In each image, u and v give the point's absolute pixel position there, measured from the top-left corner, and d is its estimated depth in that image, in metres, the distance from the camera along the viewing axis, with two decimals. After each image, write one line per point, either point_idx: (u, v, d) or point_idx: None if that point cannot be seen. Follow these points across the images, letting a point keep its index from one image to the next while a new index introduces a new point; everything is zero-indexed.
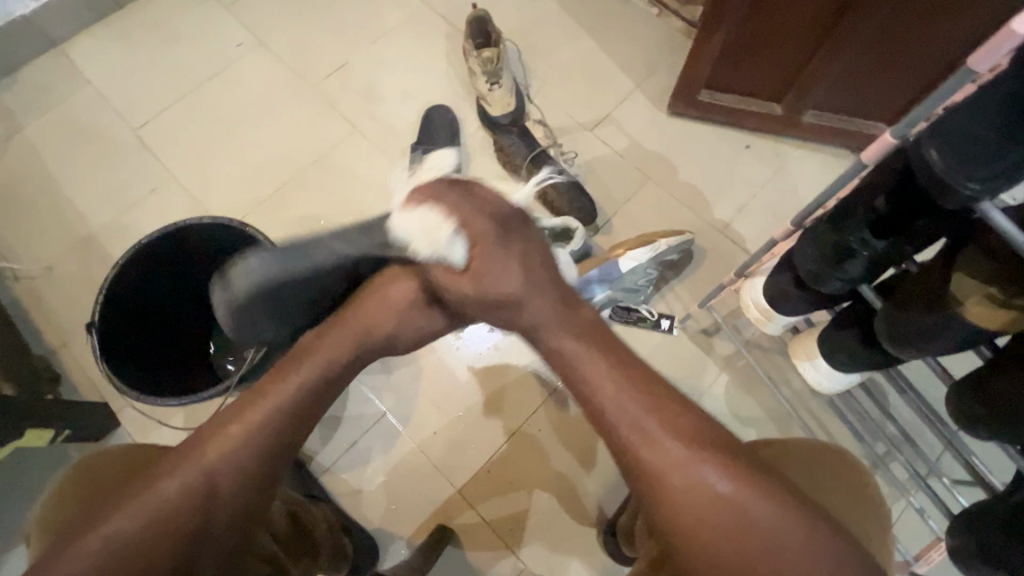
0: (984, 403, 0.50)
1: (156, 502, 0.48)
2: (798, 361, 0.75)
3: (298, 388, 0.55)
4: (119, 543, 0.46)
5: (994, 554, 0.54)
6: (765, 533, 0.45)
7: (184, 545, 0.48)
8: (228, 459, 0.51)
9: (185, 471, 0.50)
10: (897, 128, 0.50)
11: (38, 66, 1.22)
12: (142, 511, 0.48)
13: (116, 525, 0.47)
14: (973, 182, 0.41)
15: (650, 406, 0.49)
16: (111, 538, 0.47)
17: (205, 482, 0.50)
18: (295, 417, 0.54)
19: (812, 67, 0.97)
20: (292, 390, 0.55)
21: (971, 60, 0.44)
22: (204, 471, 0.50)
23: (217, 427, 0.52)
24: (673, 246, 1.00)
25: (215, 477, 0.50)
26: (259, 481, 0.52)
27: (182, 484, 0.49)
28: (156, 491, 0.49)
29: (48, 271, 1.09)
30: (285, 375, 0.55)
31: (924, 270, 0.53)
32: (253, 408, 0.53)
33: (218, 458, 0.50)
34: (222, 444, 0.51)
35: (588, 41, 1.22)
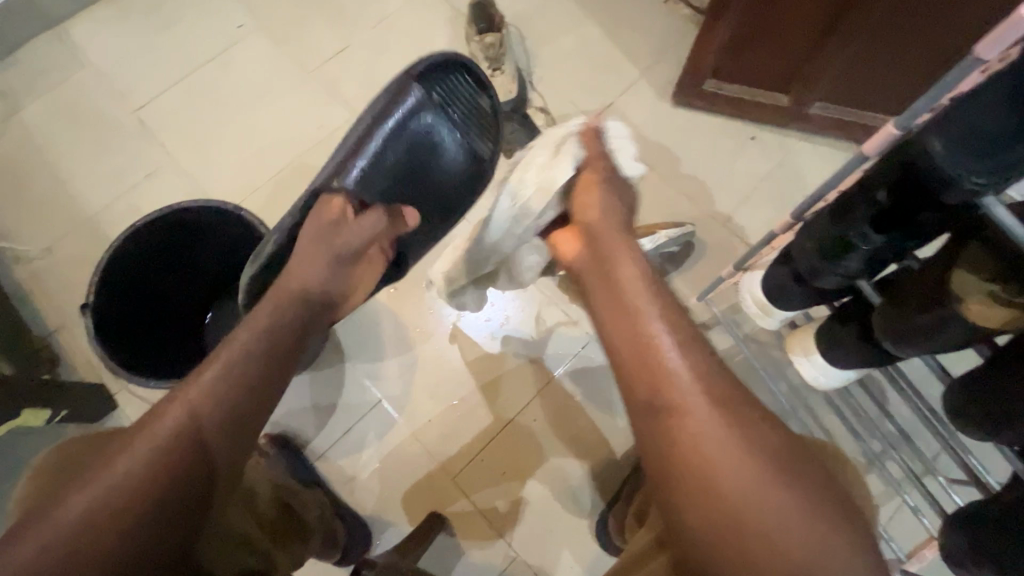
0: (981, 403, 0.49)
1: (141, 453, 0.51)
2: (795, 356, 0.74)
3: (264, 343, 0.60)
4: (80, 515, 0.48)
5: (986, 554, 0.53)
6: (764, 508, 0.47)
7: (148, 511, 0.49)
8: (207, 403, 0.54)
9: (142, 439, 0.52)
10: (900, 119, 0.49)
11: (36, 46, 1.21)
12: (130, 460, 0.50)
13: (78, 499, 0.49)
14: (977, 176, 0.40)
15: None
16: (72, 513, 0.48)
17: (186, 430, 0.53)
18: (252, 377, 0.58)
19: (818, 59, 0.95)
20: (247, 350, 0.59)
21: (978, 47, 0.42)
22: (166, 438, 0.52)
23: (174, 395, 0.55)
24: (673, 237, 0.98)
25: (195, 423, 0.53)
26: (223, 441, 0.54)
27: (165, 432, 0.52)
28: (116, 462, 0.50)
29: (47, 253, 1.09)
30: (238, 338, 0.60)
31: (924, 267, 0.52)
32: (208, 373, 0.57)
33: (176, 419, 0.53)
34: (178, 408, 0.54)
35: (592, 27, 1.20)
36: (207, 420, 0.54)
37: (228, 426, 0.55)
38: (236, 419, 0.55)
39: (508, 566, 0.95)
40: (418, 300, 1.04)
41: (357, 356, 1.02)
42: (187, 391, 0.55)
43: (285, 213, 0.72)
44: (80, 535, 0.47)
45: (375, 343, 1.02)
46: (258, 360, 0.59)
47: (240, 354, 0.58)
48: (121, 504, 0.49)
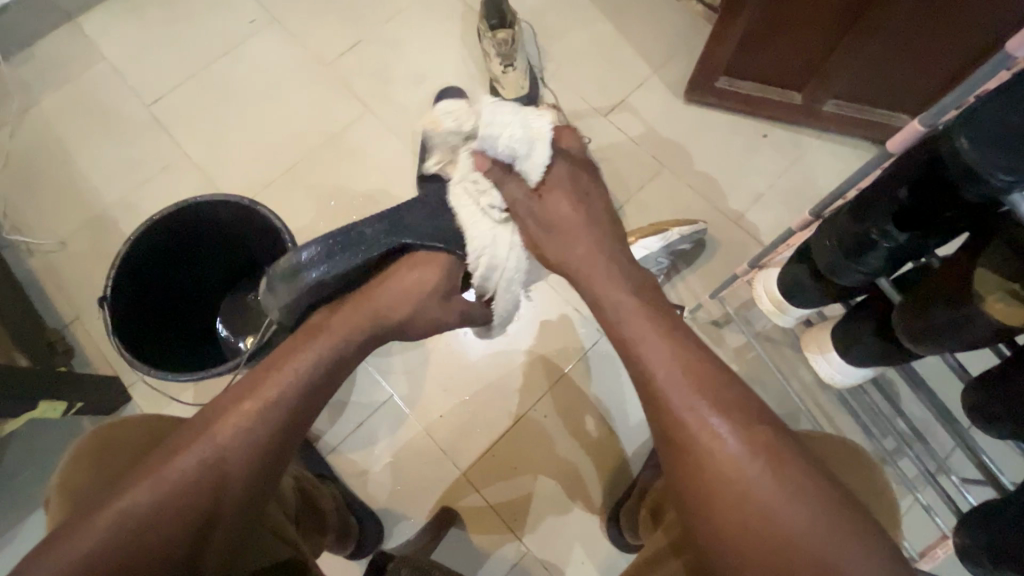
0: (1002, 401, 0.49)
1: (164, 480, 0.51)
2: (811, 354, 0.74)
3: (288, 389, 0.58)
4: (139, 510, 0.49)
5: (1003, 551, 0.53)
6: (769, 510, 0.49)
7: (192, 521, 0.51)
8: (234, 434, 0.54)
9: (203, 442, 0.53)
10: (926, 116, 0.49)
11: (50, 40, 1.21)
12: (157, 480, 0.51)
13: (136, 494, 0.50)
14: (1000, 174, 0.39)
15: None
16: (133, 507, 0.49)
17: (208, 461, 0.53)
18: (311, 396, 0.60)
19: (835, 56, 0.94)
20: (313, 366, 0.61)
21: (1009, 44, 0.42)
22: (217, 451, 0.53)
23: (232, 406, 0.56)
24: (686, 235, 0.98)
25: (220, 453, 0.53)
26: (270, 457, 0.56)
27: (191, 460, 0.52)
28: (175, 464, 0.52)
29: (62, 246, 1.10)
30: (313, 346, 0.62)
31: (946, 264, 0.51)
32: (272, 381, 0.59)
33: (236, 428, 0.55)
34: (241, 413, 0.56)
35: (605, 24, 1.19)
36: (234, 453, 0.54)
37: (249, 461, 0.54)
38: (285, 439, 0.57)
39: (519, 561, 0.95)
40: None
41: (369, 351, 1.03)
42: (214, 421, 0.55)
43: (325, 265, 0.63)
44: (133, 534, 0.48)
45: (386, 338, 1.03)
46: (320, 376, 0.61)
47: (282, 378, 0.59)
48: (176, 505, 0.50)
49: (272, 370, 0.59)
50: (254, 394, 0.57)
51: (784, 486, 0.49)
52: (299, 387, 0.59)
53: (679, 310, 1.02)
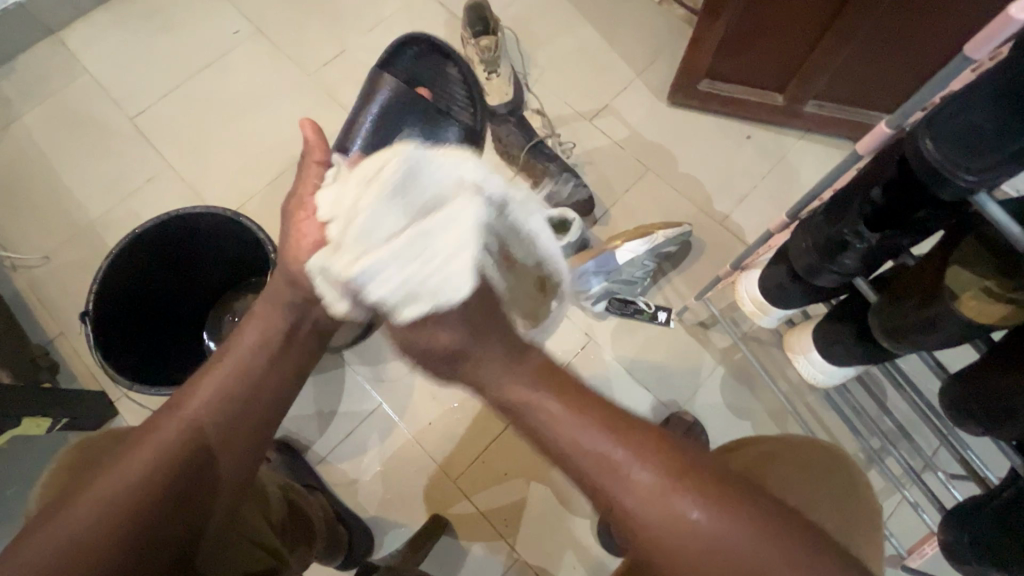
0: (978, 398, 0.49)
1: (155, 449, 0.49)
2: (793, 354, 0.74)
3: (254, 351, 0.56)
4: (112, 495, 0.46)
5: (986, 548, 0.54)
6: (709, 545, 0.43)
7: (169, 501, 0.48)
8: (208, 400, 0.52)
9: (177, 419, 0.51)
10: (893, 118, 0.49)
11: (33, 54, 1.21)
12: (141, 453, 0.49)
13: (108, 479, 0.47)
14: (964, 176, 0.40)
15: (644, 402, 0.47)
16: (104, 491, 0.46)
17: (190, 426, 0.51)
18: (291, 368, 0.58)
19: (814, 57, 0.95)
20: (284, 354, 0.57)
21: (968, 46, 0.42)
22: (191, 426, 0.51)
23: (202, 378, 0.54)
24: (671, 237, 0.99)
25: (201, 416, 0.51)
26: (255, 429, 0.54)
27: (172, 427, 0.50)
28: (148, 444, 0.49)
29: (46, 261, 1.09)
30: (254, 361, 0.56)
31: (920, 264, 0.52)
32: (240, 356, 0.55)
33: (209, 402, 0.52)
34: (216, 383, 0.53)
35: (587, 29, 1.20)
36: (215, 416, 0.52)
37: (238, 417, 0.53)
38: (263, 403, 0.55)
39: (510, 568, 0.95)
40: None
41: (358, 361, 1.02)
42: (194, 386, 0.53)
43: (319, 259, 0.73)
44: (103, 522, 0.45)
45: (374, 347, 1.03)
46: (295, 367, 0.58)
47: (253, 347, 0.56)
48: (151, 486, 0.47)
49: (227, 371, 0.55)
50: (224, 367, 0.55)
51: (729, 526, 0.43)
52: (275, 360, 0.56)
53: (666, 312, 1.03)
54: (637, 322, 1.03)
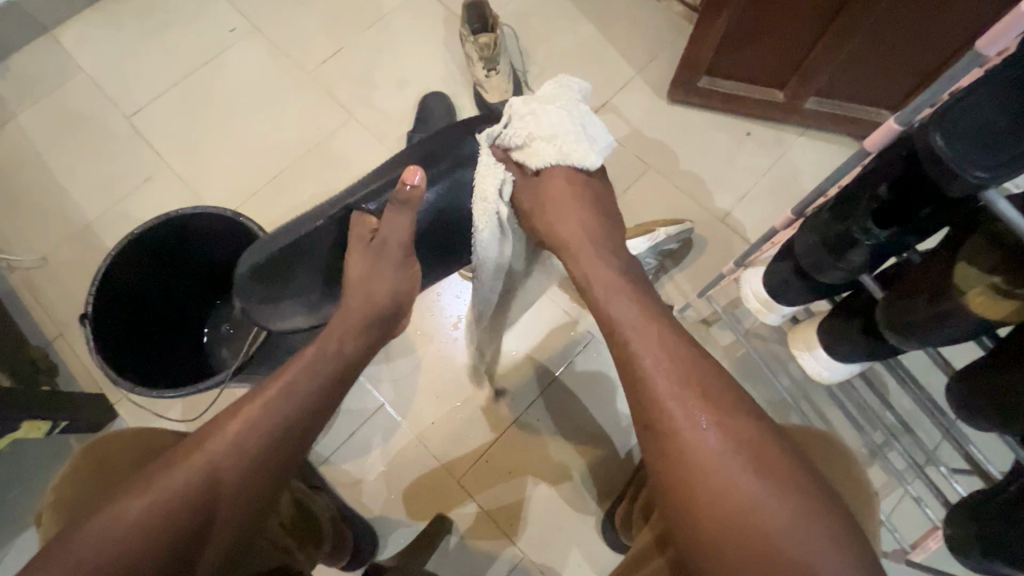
0: (986, 395, 0.50)
1: (172, 482, 0.49)
2: (798, 350, 0.74)
3: (300, 383, 0.56)
4: (121, 530, 0.47)
5: (992, 543, 0.54)
6: (744, 506, 0.46)
7: (176, 540, 0.48)
8: (230, 445, 0.52)
9: (196, 457, 0.51)
10: (901, 114, 0.49)
11: (26, 53, 1.19)
12: (147, 496, 0.49)
13: (122, 511, 0.48)
14: (980, 171, 0.40)
15: None
16: (115, 525, 0.47)
17: (206, 474, 0.50)
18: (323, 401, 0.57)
19: (815, 54, 0.95)
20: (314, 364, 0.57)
21: (980, 42, 0.42)
22: (206, 469, 0.50)
23: (233, 413, 0.54)
24: (673, 235, 0.98)
25: (219, 463, 0.51)
26: (270, 475, 0.53)
27: (188, 471, 0.50)
28: (166, 479, 0.50)
29: (43, 262, 1.08)
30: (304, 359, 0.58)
31: (927, 260, 0.52)
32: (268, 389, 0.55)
33: (228, 444, 0.52)
34: (240, 422, 0.53)
35: (586, 26, 1.20)
36: (232, 463, 0.51)
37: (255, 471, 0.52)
38: (281, 452, 0.54)
39: (514, 567, 0.95)
40: (417, 304, 1.04)
41: None
42: (219, 425, 0.53)
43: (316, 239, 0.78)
44: (109, 557, 0.46)
45: None
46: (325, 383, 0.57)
47: (282, 383, 0.56)
48: (159, 524, 0.48)
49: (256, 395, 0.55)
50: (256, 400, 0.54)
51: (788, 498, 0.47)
52: (308, 394, 0.56)
53: None
54: None
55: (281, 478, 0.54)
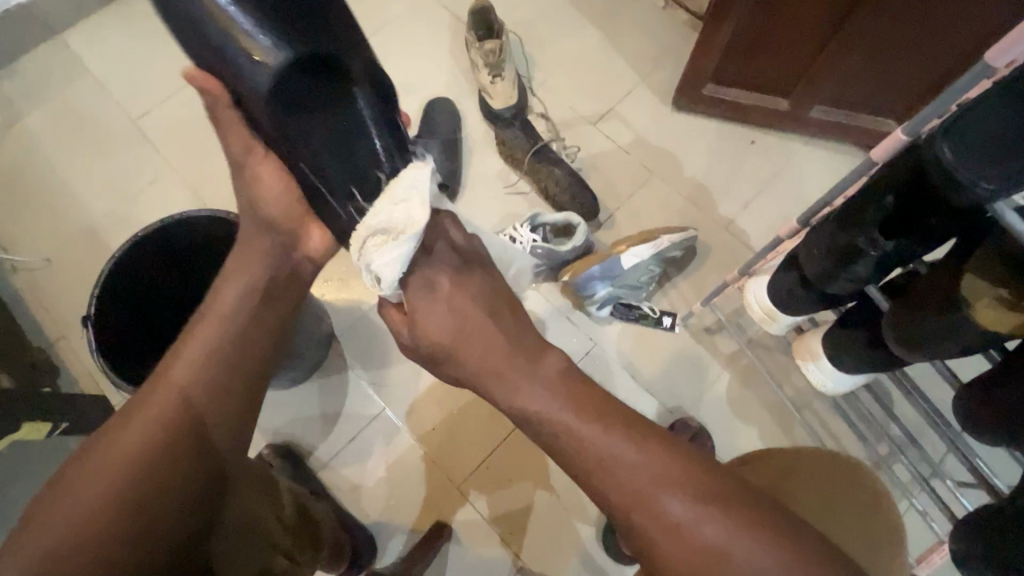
0: (992, 410, 0.49)
1: (143, 415, 0.55)
2: (803, 361, 0.73)
3: (230, 308, 0.62)
4: (112, 465, 0.51)
5: (1001, 558, 0.53)
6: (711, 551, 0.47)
7: (168, 457, 0.53)
8: (190, 372, 0.58)
9: (162, 387, 0.57)
10: (907, 125, 0.49)
11: (35, 55, 1.20)
12: (129, 429, 0.53)
13: (108, 446, 0.52)
14: (984, 184, 0.40)
15: (639, 422, 0.51)
16: (102, 460, 0.51)
17: (181, 405, 0.56)
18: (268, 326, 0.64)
19: (820, 63, 0.95)
20: (254, 300, 0.63)
21: (988, 55, 0.43)
22: (177, 397, 0.56)
23: (179, 348, 0.60)
24: (677, 242, 0.98)
25: (185, 390, 0.57)
26: (236, 394, 0.59)
27: (161, 420, 0.55)
28: (139, 414, 0.55)
29: (47, 263, 1.09)
30: (253, 304, 0.63)
31: (933, 273, 0.51)
32: (208, 320, 0.62)
33: (188, 371, 0.58)
34: (189, 355, 0.59)
35: (592, 33, 1.20)
36: (199, 387, 0.57)
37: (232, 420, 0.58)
38: (235, 371, 0.60)
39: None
40: None
41: (362, 366, 1.02)
42: (173, 361, 0.59)
43: None
44: (109, 491, 0.50)
45: (377, 352, 1.02)
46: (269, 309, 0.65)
47: (216, 320, 0.61)
48: (145, 452, 0.52)
49: (195, 327, 0.62)
50: (204, 329, 0.61)
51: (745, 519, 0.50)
52: (248, 324, 0.62)
53: (671, 317, 1.02)
54: (643, 328, 1.03)
55: (247, 400, 0.60)
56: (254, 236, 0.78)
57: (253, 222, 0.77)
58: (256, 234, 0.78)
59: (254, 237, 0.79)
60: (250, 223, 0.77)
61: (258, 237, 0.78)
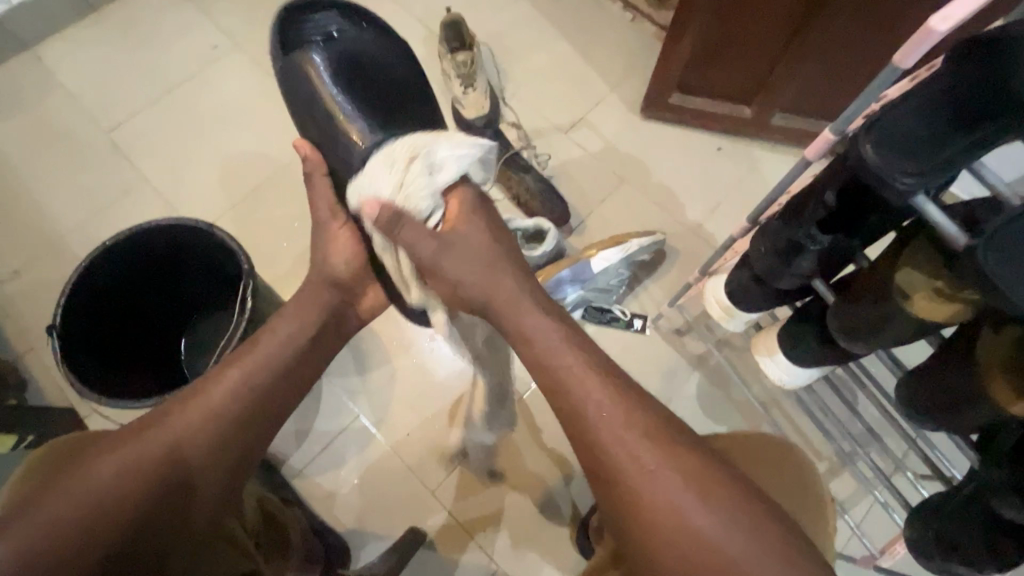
0: (934, 396, 0.51)
1: (144, 445, 0.55)
2: (760, 356, 0.75)
3: (254, 360, 0.63)
4: (100, 491, 0.51)
5: (950, 543, 0.55)
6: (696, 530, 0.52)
7: (150, 501, 0.53)
8: (198, 416, 0.58)
9: (169, 425, 0.57)
10: (836, 125, 0.51)
11: (7, 68, 1.20)
12: (126, 455, 0.54)
13: (103, 468, 0.52)
14: (907, 178, 0.42)
15: None
16: (95, 481, 0.51)
17: (178, 449, 0.56)
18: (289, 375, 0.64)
19: (778, 72, 0.99)
20: (277, 344, 0.65)
21: (897, 56, 0.43)
22: (177, 438, 0.56)
23: (202, 386, 0.61)
24: (644, 246, 1.00)
25: (186, 434, 0.57)
26: (232, 454, 0.59)
27: (163, 438, 0.56)
28: (140, 442, 0.55)
29: (17, 276, 1.08)
30: (268, 337, 0.65)
31: (872, 266, 0.54)
32: (234, 367, 0.62)
33: (195, 415, 0.58)
34: (206, 397, 0.59)
35: (562, 45, 1.23)
36: (200, 438, 0.57)
37: (219, 433, 0.58)
38: (241, 429, 0.60)
39: None
40: (390, 315, 1.04)
41: (335, 373, 1.02)
42: (190, 397, 0.59)
43: (223, 235, 0.78)
44: (88, 519, 0.50)
45: (351, 359, 1.02)
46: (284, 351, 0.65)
47: (240, 370, 0.62)
48: (132, 489, 0.52)
49: (224, 368, 0.62)
50: (228, 373, 0.62)
51: (715, 505, 0.53)
52: (267, 386, 0.62)
53: (641, 320, 1.04)
54: (613, 331, 1.05)
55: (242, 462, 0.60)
56: (223, 244, 0.79)
57: (221, 230, 0.78)
58: (224, 241, 0.79)
59: (223, 245, 0.80)
60: (219, 231, 0.78)
61: (226, 244, 0.79)
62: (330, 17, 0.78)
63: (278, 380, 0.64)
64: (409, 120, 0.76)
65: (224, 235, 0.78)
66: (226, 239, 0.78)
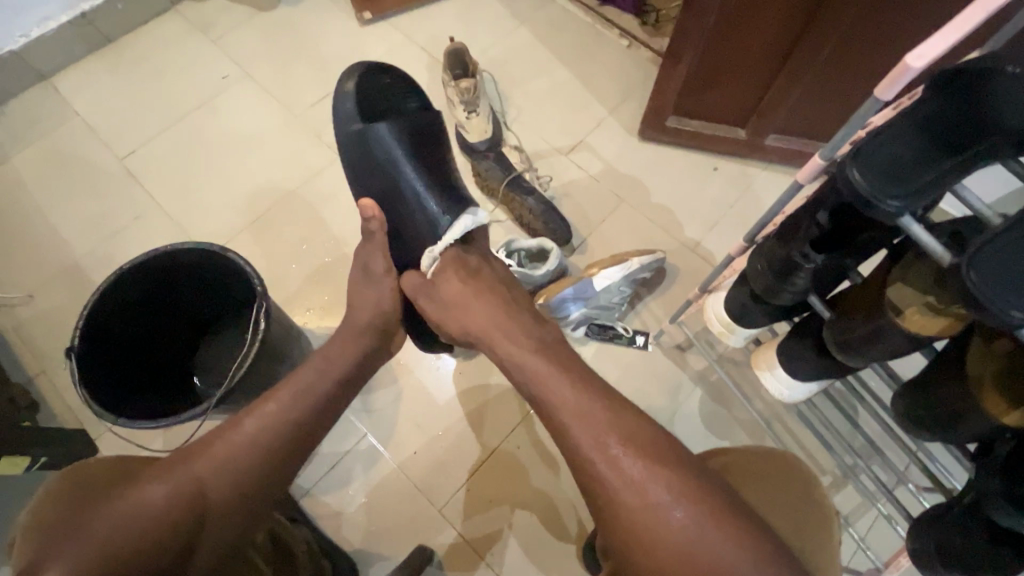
0: (931, 408, 0.53)
1: (182, 477, 0.55)
2: (760, 372, 0.77)
3: (289, 399, 0.64)
4: (137, 516, 0.50)
5: (952, 553, 0.56)
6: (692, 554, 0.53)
7: (174, 537, 0.52)
8: (232, 455, 0.58)
9: (205, 458, 0.57)
10: (824, 151, 0.54)
11: (25, 99, 1.25)
12: (164, 486, 0.53)
13: (143, 495, 0.52)
14: (892, 201, 0.44)
15: None
16: (134, 507, 0.51)
17: (208, 485, 0.55)
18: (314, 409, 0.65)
19: (771, 96, 1.03)
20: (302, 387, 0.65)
21: (878, 90, 0.46)
22: (213, 473, 0.56)
23: (238, 421, 0.61)
24: (645, 264, 1.02)
25: (220, 472, 0.57)
26: (255, 498, 0.58)
27: (198, 471, 0.56)
28: (177, 474, 0.55)
29: (31, 299, 1.10)
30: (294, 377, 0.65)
31: (865, 283, 0.56)
32: (269, 405, 0.62)
33: (229, 453, 0.58)
34: (241, 433, 0.59)
35: (561, 71, 1.28)
36: (230, 476, 0.57)
37: (253, 471, 0.58)
38: (268, 475, 0.59)
39: None
40: None
41: None
42: (225, 433, 0.59)
43: (238, 258, 0.80)
44: (118, 545, 0.49)
45: None
46: (315, 385, 0.66)
47: (277, 411, 0.62)
48: (161, 521, 0.51)
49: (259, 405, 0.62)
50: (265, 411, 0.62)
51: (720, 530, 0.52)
52: (295, 429, 0.62)
53: (644, 336, 1.06)
54: (616, 348, 1.07)
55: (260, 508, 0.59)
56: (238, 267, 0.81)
57: (236, 253, 0.80)
58: (240, 264, 0.81)
59: (238, 268, 0.82)
60: (233, 253, 0.79)
61: (241, 267, 0.81)
62: (413, 93, 0.85)
63: (308, 414, 0.64)
64: (456, 194, 0.81)
65: (239, 258, 0.80)
66: (241, 262, 0.80)
